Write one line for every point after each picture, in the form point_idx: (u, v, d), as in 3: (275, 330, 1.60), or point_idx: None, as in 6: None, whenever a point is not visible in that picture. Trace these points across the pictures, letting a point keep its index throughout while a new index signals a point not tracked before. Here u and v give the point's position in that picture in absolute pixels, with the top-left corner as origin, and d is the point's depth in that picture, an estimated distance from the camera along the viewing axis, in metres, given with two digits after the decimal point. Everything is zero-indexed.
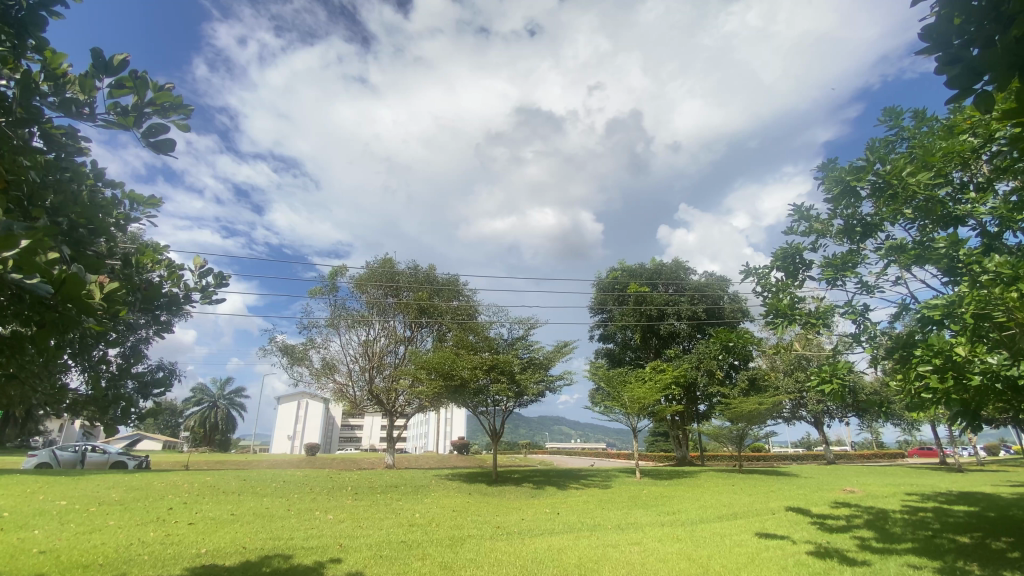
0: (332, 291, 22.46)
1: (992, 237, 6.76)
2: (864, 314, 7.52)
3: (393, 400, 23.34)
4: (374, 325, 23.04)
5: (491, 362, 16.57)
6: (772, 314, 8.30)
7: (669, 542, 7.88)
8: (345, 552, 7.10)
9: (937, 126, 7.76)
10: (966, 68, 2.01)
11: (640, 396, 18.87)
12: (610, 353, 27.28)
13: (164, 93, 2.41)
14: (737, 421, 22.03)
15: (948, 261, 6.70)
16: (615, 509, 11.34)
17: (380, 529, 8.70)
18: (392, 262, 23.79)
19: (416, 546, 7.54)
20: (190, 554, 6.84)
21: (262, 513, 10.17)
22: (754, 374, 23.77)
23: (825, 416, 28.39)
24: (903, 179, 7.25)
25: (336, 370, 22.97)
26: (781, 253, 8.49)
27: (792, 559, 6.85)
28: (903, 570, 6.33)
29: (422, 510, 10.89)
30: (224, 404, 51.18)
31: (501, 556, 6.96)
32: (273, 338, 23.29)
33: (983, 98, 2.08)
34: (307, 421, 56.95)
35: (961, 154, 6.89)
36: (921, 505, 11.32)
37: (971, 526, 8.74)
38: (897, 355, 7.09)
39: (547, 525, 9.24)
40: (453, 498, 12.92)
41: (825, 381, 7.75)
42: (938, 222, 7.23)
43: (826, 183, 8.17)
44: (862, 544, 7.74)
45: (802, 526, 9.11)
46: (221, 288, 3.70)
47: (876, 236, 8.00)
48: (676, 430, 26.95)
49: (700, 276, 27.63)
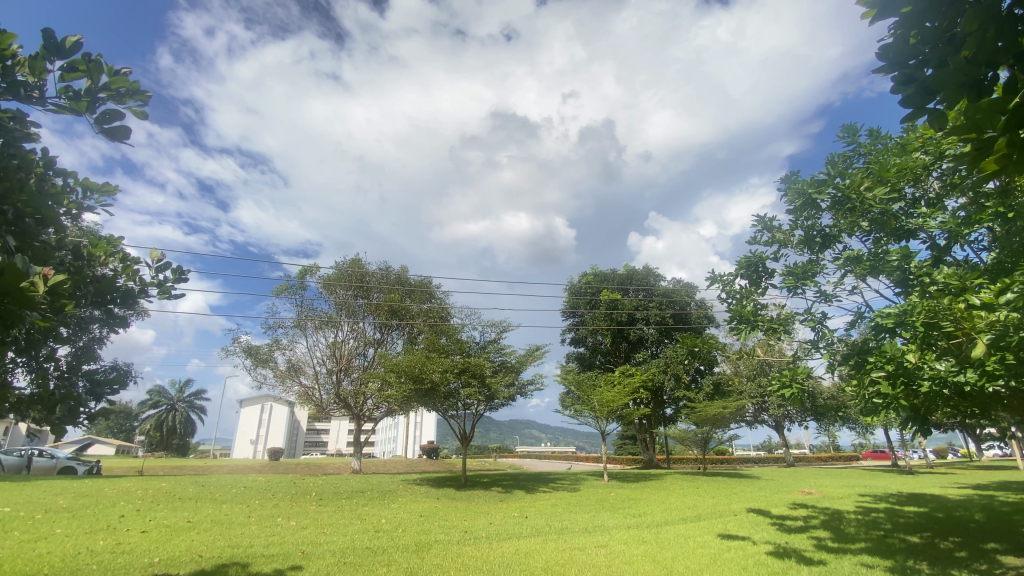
0: (299, 291, 21.95)
1: (941, 250, 7.16)
2: (821, 321, 7.81)
3: (361, 404, 22.95)
4: (343, 327, 22.62)
5: (462, 365, 16.43)
6: (735, 320, 8.56)
7: (635, 544, 7.99)
8: (307, 559, 6.92)
9: (890, 143, 8.18)
10: (920, 88, 2.14)
11: (609, 399, 19.14)
12: (580, 357, 27.53)
13: (120, 77, 2.31)
14: (701, 425, 22.59)
15: (901, 273, 7.04)
16: (583, 512, 11.44)
17: (345, 535, 8.54)
18: (362, 263, 23.41)
19: (380, 552, 7.40)
20: (142, 564, 6.53)
21: (220, 520, 9.79)
22: (718, 379, 24.45)
23: (785, 420, 29.42)
24: (861, 193, 7.59)
25: (302, 372, 22.43)
26: (745, 262, 8.75)
27: (752, 560, 7.03)
28: (856, 569, 6.56)
29: (389, 516, 10.68)
30: (184, 408, 49.24)
31: (468, 561, 6.90)
32: (236, 339, 22.57)
33: (935, 117, 2.19)
34: (270, 425, 55.33)
35: (913, 170, 7.31)
36: (874, 505, 11.84)
37: (919, 526, 9.19)
38: (852, 360, 7.36)
39: (514, 529, 9.26)
40: (421, 503, 12.73)
41: (785, 385, 8.00)
42: (892, 235, 7.58)
43: (789, 195, 8.46)
44: (818, 544, 8.02)
45: (761, 527, 9.41)
46: (180, 283, 3.55)
47: (835, 246, 8.32)
48: (644, 434, 27.29)
49: (668, 282, 28.22)
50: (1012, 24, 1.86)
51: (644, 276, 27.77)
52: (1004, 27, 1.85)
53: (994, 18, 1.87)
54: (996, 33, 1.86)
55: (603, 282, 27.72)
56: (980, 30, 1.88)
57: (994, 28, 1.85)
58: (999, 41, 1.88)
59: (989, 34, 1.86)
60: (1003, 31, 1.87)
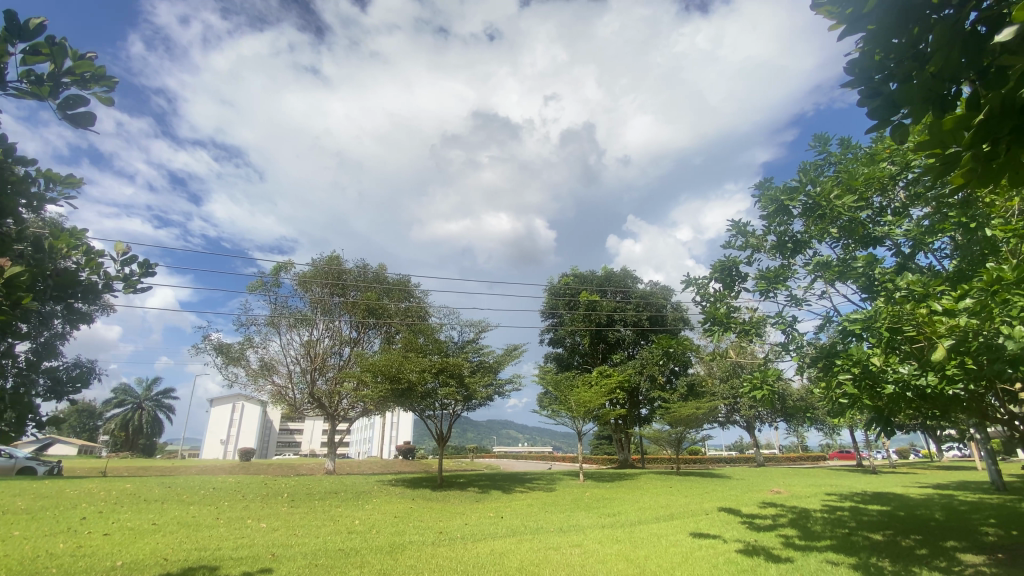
0: (273, 288, 21.49)
1: (906, 258, 7.42)
2: (792, 325, 8.01)
3: (335, 403, 22.60)
4: (318, 325, 22.23)
5: (440, 365, 16.31)
6: (709, 322, 8.72)
7: (609, 543, 8.06)
8: (278, 562, 6.79)
9: (859, 153, 8.45)
10: (886, 101, 2.23)
11: (586, 400, 19.29)
12: (558, 357, 27.66)
13: (85, 62, 2.23)
14: (675, 425, 22.96)
15: (866, 279, 7.29)
16: (558, 512, 11.49)
17: (317, 537, 8.39)
18: (340, 260, 23.05)
19: (353, 554, 7.29)
20: (104, 567, 6.29)
21: (187, 523, 9.48)
22: (692, 381, 24.86)
23: (756, 420, 30.11)
24: (831, 201, 7.82)
25: (275, 371, 21.97)
26: (719, 265, 8.91)
27: (722, 558, 7.17)
28: (822, 566, 6.76)
29: (363, 517, 10.50)
30: (151, 407, 47.85)
31: (442, 562, 6.86)
32: (206, 336, 21.96)
33: (899, 130, 2.28)
34: (241, 425, 54.04)
35: (880, 180, 7.61)
36: (839, 504, 12.22)
37: (882, 525, 9.49)
38: (821, 363, 7.59)
39: (489, 529, 9.23)
40: (396, 504, 12.57)
41: (756, 387, 8.19)
42: (860, 242, 7.84)
43: (762, 201, 8.62)
44: (786, 542, 8.24)
45: (732, 525, 9.60)
46: (147, 279, 3.42)
47: (805, 252, 8.56)
48: (619, 433, 27.56)
49: (645, 284, 28.62)
50: (975, 42, 1.93)
51: (622, 279, 28.10)
52: (967, 45, 1.93)
53: (958, 36, 1.94)
54: (960, 50, 1.93)
55: (582, 283, 27.91)
56: (946, 46, 1.95)
57: (959, 44, 1.92)
58: (963, 58, 1.95)
59: (955, 50, 1.93)
60: (968, 48, 1.94)
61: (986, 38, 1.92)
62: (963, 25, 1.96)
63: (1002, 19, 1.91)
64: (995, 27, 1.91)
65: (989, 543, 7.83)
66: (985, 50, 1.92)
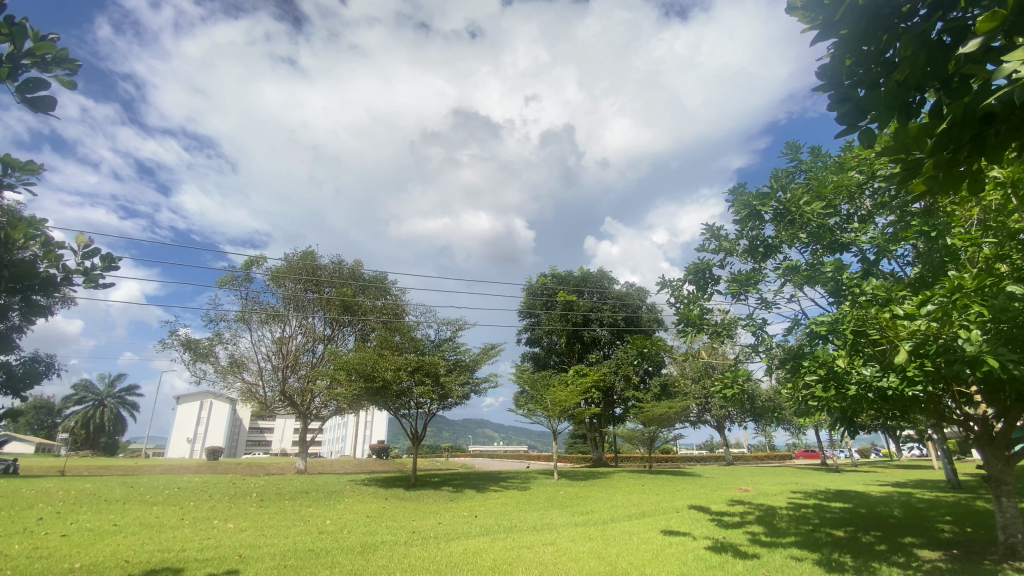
0: (244, 283, 20.96)
1: (871, 263, 7.67)
2: (762, 327, 8.22)
3: (308, 402, 22.22)
4: (291, 322, 21.79)
5: (416, 363, 16.15)
6: (683, 323, 8.88)
7: (581, 541, 8.14)
8: (245, 563, 6.62)
9: (829, 162, 8.72)
10: (854, 107, 2.30)
11: (562, 399, 19.40)
12: (535, 357, 27.78)
13: (46, 44, 2.13)
14: (648, 424, 23.35)
15: (834, 284, 7.48)
16: (532, 510, 11.54)
17: (286, 537, 8.23)
18: (314, 256, 22.66)
19: (323, 554, 7.18)
20: (61, 570, 6.05)
21: (149, 523, 9.18)
22: (666, 380, 25.27)
23: (726, 420, 30.84)
24: (800, 207, 8.03)
25: (245, 368, 21.43)
26: (693, 268, 9.07)
27: (691, 555, 7.31)
28: (786, 562, 6.95)
29: (334, 517, 10.32)
30: (113, 404, 46.20)
31: (414, 562, 6.82)
32: (174, 331, 21.29)
33: (865, 136, 2.35)
34: (209, 423, 52.60)
35: (849, 188, 7.89)
36: (803, 501, 12.61)
37: (844, 521, 9.84)
38: (789, 364, 7.80)
39: (463, 529, 9.20)
40: (368, 504, 12.42)
41: (727, 387, 8.38)
42: (827, 248, 8.06)
43: (735, 206, 8.79)
44: (753, 538, 8.46)
45: (701, 523, 9.82)
46: (109, 273, 3.30)
47: (776, 256, 8.78)
48: (594, 432, 27.86)
49: (621, 285, 28.95)
50: (939, 51, 2.01)
51: (598, 279, 28.42)
52: (932, 56, 2.00)
53: (924, 45, 2.01)
54: (925, 60, 2.01)
55: (559, 284, 28.06)
56: (912, 55, 2.02)
57: (925, 54, 1.99)
58: (927, 67, 2.03)
59: (920, 59, 2.00)
60: (933, 58, 2.02)
61: (949, 48, 1.99)
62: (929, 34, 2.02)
63: (965, 31, 1.98)
64: (959, 38, 1.99)
65: (944, 539, 8.17)
66: (950, 59, 1.99)
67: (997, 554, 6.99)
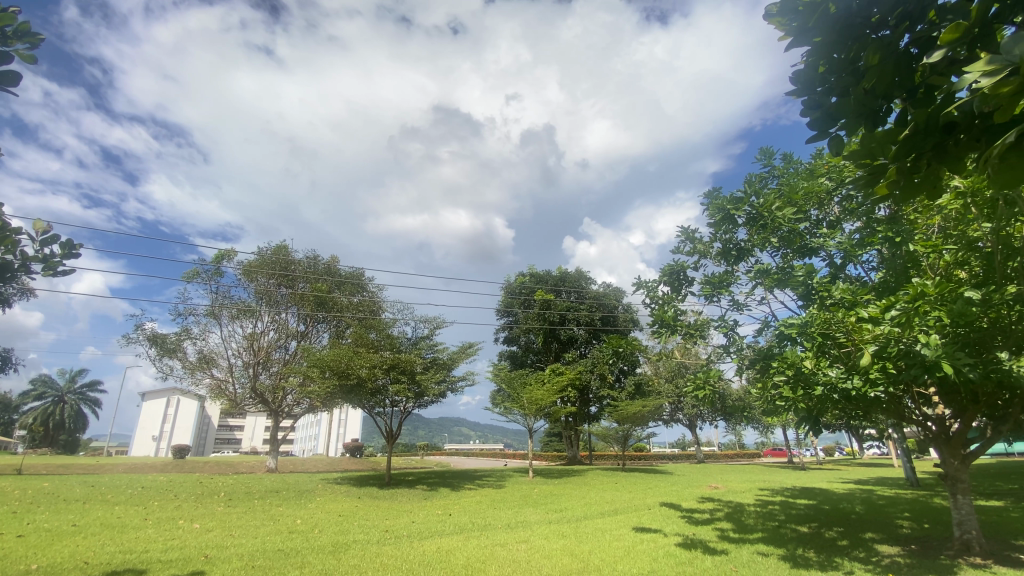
0: (214, 277, 20.38)
1: (838, 268, 7.92)
2: (733, 328, 8.40)
3: (280, 399, 21.81)
4: (262, 317, 21.30)
5: (392, 362, 15.97)
6: (657, 324, 9.01)
7: (554, 539, 8.20)
8: (211, 564, 6.47)
9: (800, 168, 8.97)
10: (825, 114, 2.38)
11: (538, 398, 19.49)
12: (512, 356, 27.82)
13: (6, 17, 2.05)
14: (623, 423, 23.66)
15: (805, 287, 7.67)
16: (506, 508, 11.56)
17: (255, 538, 8.04)
18: (288, 250, 22.17)
19: (293, 554, 7.05)
20: (15, 572, 5.81)
21: (111, 523, 8.84)
22: (640, 379, 25.64)
23: (697, 419, 31.49)
24: (773, 212, 8.25)
25: (214, 364, 20.86)
26: (668, 270, 9.22)
27: (662, 551, 7.44)
28: (753, 557, 7.14)
29: (305, 517, 10.11)
30: (75, 399, 44.45)
31: (387, 561, 6.77)
32: (139, 326, 20.56)
33: (835, 142, 2.43)
34: (176, 421, 51.02)
35: (818, 195, 8.17)
36: (771, 498, 12.97)
37: (809, 518, 10.14)
38: (759, 365, 7.99)
39: (437, 527, 9.15)
40: (340, 503, 12.26)
41: (699, 387, 8.54)
42: (797, 252, 8.30)
43: (710, 209, 8.91)
44: (721, 535, 8.66)
45: (672, 520, 9.99)
46: (69, 260, 3.17)
47: (747, 259, 8.98)
48: (569, 430, 28.08)
49: (599, 285, 29.22)
50: (906, 62, 2.09)
51: (576, 279, 28.64)
52: (900, 65, 2.09)
53: (893, 54, 2.09)
54: (893, 69, 2.10)
55: (538, 283, 28.15)
56: (881, 62, 2.11)
57: (892, 64, 2.09)
58: (895, 77, 2.12)
59: (888, 69, 2.10)
60: (899, 69, 2.11)
61: (916, 60, 2.08)
62: (899, 44, 2.11)
63: (931, 42, 2.07)
64: (926, 50, 2.08)
65: (903, 534, 8.53)
66: (916, 69, 2.08)
67: (952, 549, 7.32)
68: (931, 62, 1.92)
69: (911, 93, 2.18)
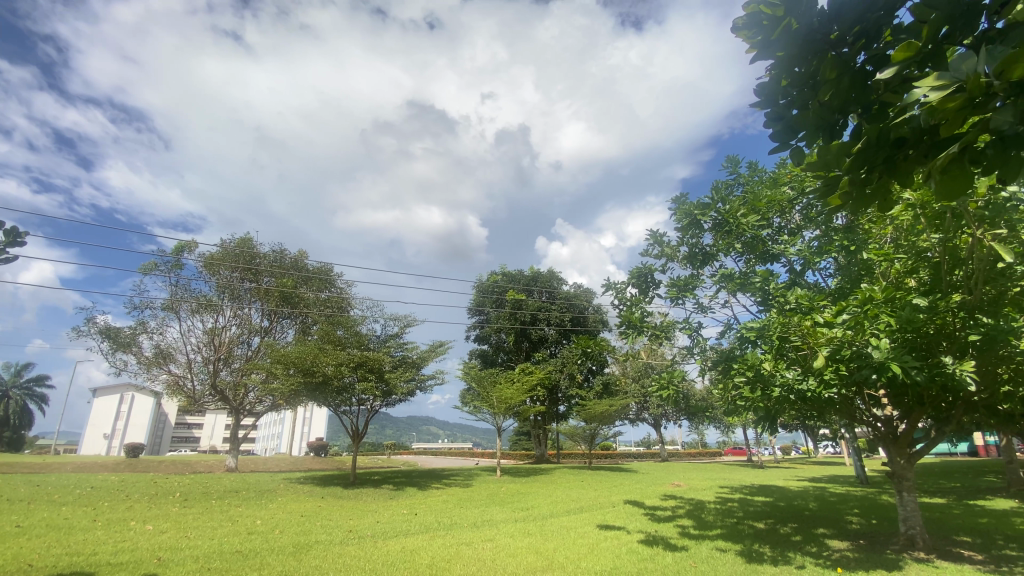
0: (173, 270, 19.59)
1: (797, 274, 8.23)
2: (697, 330, 8.61)
3: (241, 396, 21.19)
4: (224, 312, 20.63)
5: (359, 359, 15.70)
6: (625, 325, 9.18)
7: (520, 537, 8.24)
8: (165, 567, 6.22)
9: (764, 176, 9.28)
10: (786, 125, 2.48)
11: (507, 396, 19.51)
12: (483, 354, 27.81)
13: None
14: (590, 422, 23.98)
15: (763, 293, 7.98)
16: (473, 507, 11.55)
17: (211, 539, 7.80)
18: (253, 243, 21.52)
19: (252, 556, 6.87)
20: None
21: (56, 525, 8.39)
22: (608, 379, 26.03)
23: (662, 418, 32.20)
24: (737, 219, 8.50)
25: (171, 360, 20.08)
26: (636, 272, 9.39)
27: (625, 548, 7.58)
28: (711, 553, 7.36)
29: (266, 517, 9.87)
30: (19, 395, 41.93)
31: (351, 561, 6.67)
32: (91, 319, 19.58)
33: (796, 153, 2.52)
34: (131, 418, 48.87)
35: (780, 203, 8.48)
36: (730, 496, 13.38)
37: (766, 514, 10.52)
38: (720, 366, 8.22)
39: (402, 527, 9.07)
40: (303, 503, 12.01)
41: (663, 387, 8.74)
42: (759, 257, 8.58)
43: (678, 214, 9.12)
44: (682, 531, 8.90)
45: (635, 517, 10.18)
46: (11, 248, 3.00)
47: (713, 263, 9.22)
48: (537, 429, 28.27)
49: (570, 286, 29.52)
50: (861, 79, 2.19)
51: (548, 279, 28.87)
52: (856, 82, 2.19)
53: (849, 71, 2.19)
54: (849, 85, 2.19)
55: (510, 282, 28.21)
56: (838, 78, 2.19)
57: (848, 80, 2.18)
58: (851, 92, 2.21)
59: (845, 85, 2.19)
60: (855, 85, 2.20)
61: (871, 77, 2.18)
62: (855, 61, 2.21)
63: (884, 61, 2.17)
64: (879, 67, 2.18)
65: (852, 530, 8.94)
66: (871, 86, 2.18)
67: (898, 544, 7.71)
68: (884, 78, 2.02)
69: (866, 108, 2.28)
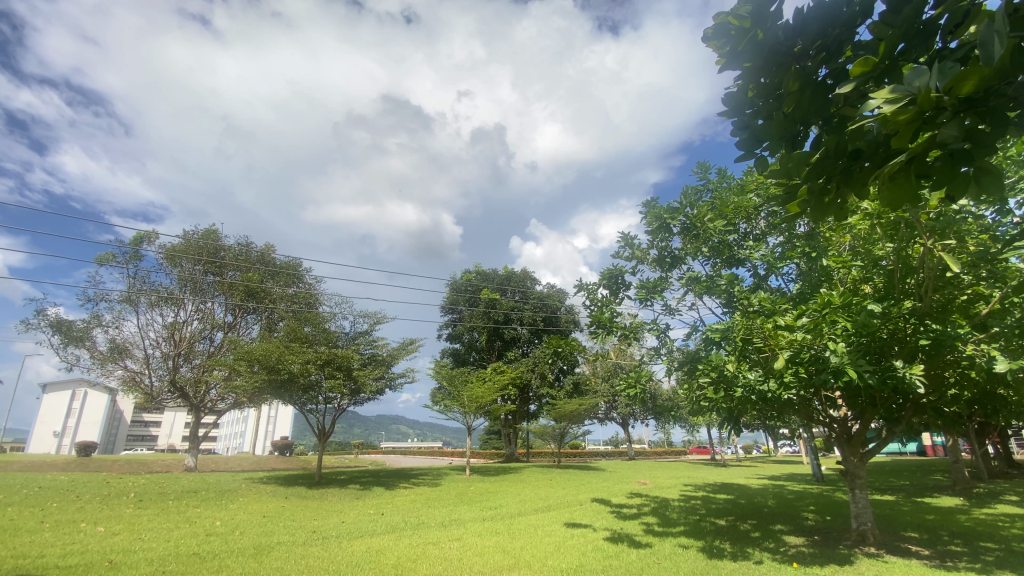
0: (131, 261, 18.79)
1: (761, 279, 8.49)
2: (664, 331, 8.79)
3: (202, 393, 20.51)
4: (186, 306, 19.91)
5: (327, 357, 15.38)
6: (595, 325, 9.28)
7: (487, 536, 8.24)
8: (116, 571, 5.96)
9: (731, 183, 9.53)
10: (751, 134, 2.56)
11: (478, 395, 19.46)
12: (455, 353, 27.65)
13: None
14: (560, 421, 24.15)
15: (727, 295, 8.19)
16: (441, 506, 11.47)
17: (167, 541, 7.52)
18: (218, 235, 20.83)
19: (210, 558, 6.66)
20: None
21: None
22: (578, 379, 26.28)
23: (631, 418, 32.73)
24: (705, 223, 8.71)
25: (128, 355, 19.28)
26: (607, 274, 9.51)
27: (591, 546, 7.68)
28: (674, 550, 7.53)
29: (226, 518, 9.60)
30: None
31: (314, 562, 6.55)
32: (41, 311, 18.59)
33: (761, 161, 2.61)
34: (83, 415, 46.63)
35: (746, 209, 8.74)
36: (694, 494, 13.71)
37: (727, 511, 10.82)
38: (686, 367, 8.41)
39: (368, 527, 8.96)
40: (266, 503, 11.71)
41: (631, 386, 8.90)
42: (726, 262, 8.81)
43: (649, 218, 9.29)
44: (646, 528, 9.09)
45: (602, 515, 10.34)
46: None
47: (681, 266, 9.42)
48: (507, 428, 28.32)
49: (543, 286, 29.68)
50: (823, 91, 2.28)
51: (521, 279, 28.95)
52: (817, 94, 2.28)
53: (811, 84, 2.28)
54: (810, 97, 2.28)
55: (483, 280, 28.16)
56: (800, 90, 2.28)
57: (809, 92, 2.27)
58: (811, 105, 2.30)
59: (806, 97, 2.28)
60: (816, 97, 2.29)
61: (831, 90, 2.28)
62: (817, 75, 2.30)
63: (843, 75, 2.27)
64: (839, 82, 2.28)
65: (807, 526, 9.27)
66: (831, 99, 2.27)
67: (850, 540, 8.03)
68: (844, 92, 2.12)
69: (826, 120, 2.37)
